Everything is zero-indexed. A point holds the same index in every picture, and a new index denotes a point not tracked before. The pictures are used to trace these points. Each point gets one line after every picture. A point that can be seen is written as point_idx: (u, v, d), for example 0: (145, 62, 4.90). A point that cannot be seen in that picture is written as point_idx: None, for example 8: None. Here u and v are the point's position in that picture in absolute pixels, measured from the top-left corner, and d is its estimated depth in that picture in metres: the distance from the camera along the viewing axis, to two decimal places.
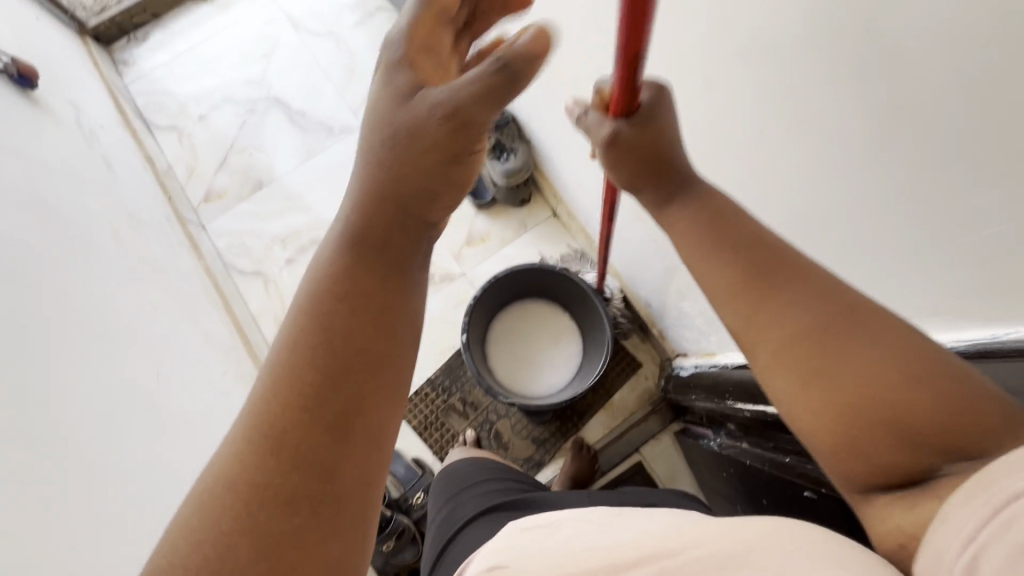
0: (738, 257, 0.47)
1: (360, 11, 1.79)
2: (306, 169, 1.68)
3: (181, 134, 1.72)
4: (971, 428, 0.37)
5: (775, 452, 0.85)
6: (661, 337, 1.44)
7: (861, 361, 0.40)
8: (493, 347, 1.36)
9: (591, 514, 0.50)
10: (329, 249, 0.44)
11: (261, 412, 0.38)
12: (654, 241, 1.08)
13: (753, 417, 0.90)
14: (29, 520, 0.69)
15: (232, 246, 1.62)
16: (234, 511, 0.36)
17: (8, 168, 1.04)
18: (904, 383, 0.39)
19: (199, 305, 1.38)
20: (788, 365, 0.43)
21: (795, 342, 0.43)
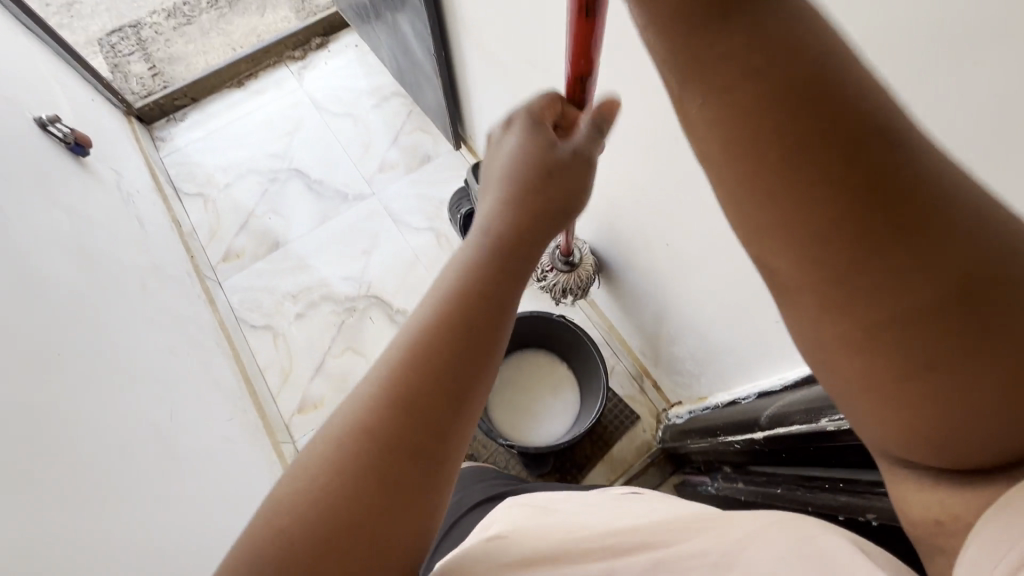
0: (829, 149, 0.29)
1: (377, 96, 2.02)
2: (320, 232, 1.81)
3: (206, 201, 1.87)
4: None
5: (767, 485, 0.88)
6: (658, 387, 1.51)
7: (975, 351, 0.29)
8: (494, 396, 1.42)
9: (585, 512, 0.54)
10: (453, 273, 0.50)
11: (366, 411, 0.42)
12: (644, 289, 1.18)
13: (743, 452, 0.95)
14: (64, 529, 0.72)
15: (246, 302, 1.72)
16: (333, 506, 0.39)
17: (59, 221, 1.16)
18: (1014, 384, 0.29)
19: (212, 354, 1.45)
20: (860, 333, 0.32)
21: (889, 316, 0.30)
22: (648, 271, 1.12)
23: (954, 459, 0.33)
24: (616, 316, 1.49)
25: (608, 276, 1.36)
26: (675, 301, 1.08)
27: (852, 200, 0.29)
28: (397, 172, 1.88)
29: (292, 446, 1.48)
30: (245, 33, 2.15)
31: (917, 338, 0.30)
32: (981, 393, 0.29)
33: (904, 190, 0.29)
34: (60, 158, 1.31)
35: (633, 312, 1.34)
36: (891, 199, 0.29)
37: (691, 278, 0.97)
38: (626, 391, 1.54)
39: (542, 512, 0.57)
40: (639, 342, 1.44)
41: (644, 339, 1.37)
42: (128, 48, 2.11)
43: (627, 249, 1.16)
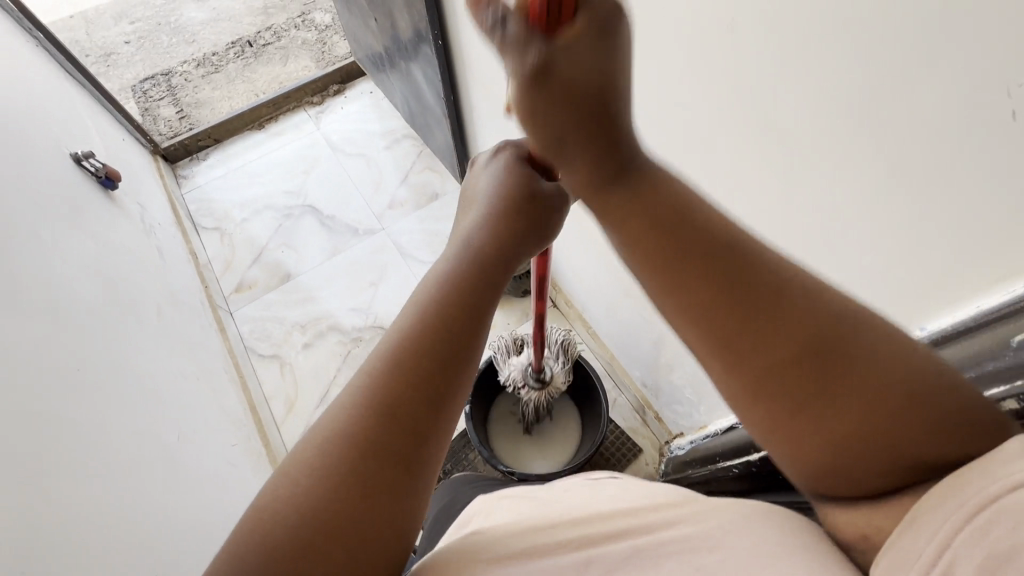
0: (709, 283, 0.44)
1: (389, 138, 2.13)
2: (330, 264, 1.87)
3: (223, 234, 1.95)
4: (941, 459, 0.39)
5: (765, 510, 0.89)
6: (658, 419, 1.51)
7: (850, 406, 0.40)
8: (495, 424, 1.42)
9: (566, 504, 0.55)
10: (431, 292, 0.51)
11: (346, 417, 0.44)
12: (643, 317, 1.21)
13: (739, 477, 0.95)
14: (75, 538, 0.74)
15: (255, 332, 1.76)
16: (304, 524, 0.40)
17: (87, 247, 1.22)
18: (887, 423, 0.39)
19: (221, 380, 1.48)
20: (765, 399, 0.44)
21: (784, 386, 0.42)
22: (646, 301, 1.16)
23: (838, 482, 0.43)
24: (617, 347, 1.51)
25: (608, 308, 1.39)
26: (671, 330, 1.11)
27: (736, 309, 0.43)
28: (406, 209, 1.96)
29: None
30: (269, 80, 2.30)
31: (791, 386, 0.42)
32: (845, 424, 0.41)
33: (770, 300, 0.42)
34: (92, 190, 1.39)
35: (633, 343, 1.36)
36: (755, 294, 0.43)
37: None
38: (627, 423, 1.54)
39: (516, 500, 0.59)
40: (639, 374, 1.45)
41: (644, 370, 1.39)
42: (159, 94, 2.25)
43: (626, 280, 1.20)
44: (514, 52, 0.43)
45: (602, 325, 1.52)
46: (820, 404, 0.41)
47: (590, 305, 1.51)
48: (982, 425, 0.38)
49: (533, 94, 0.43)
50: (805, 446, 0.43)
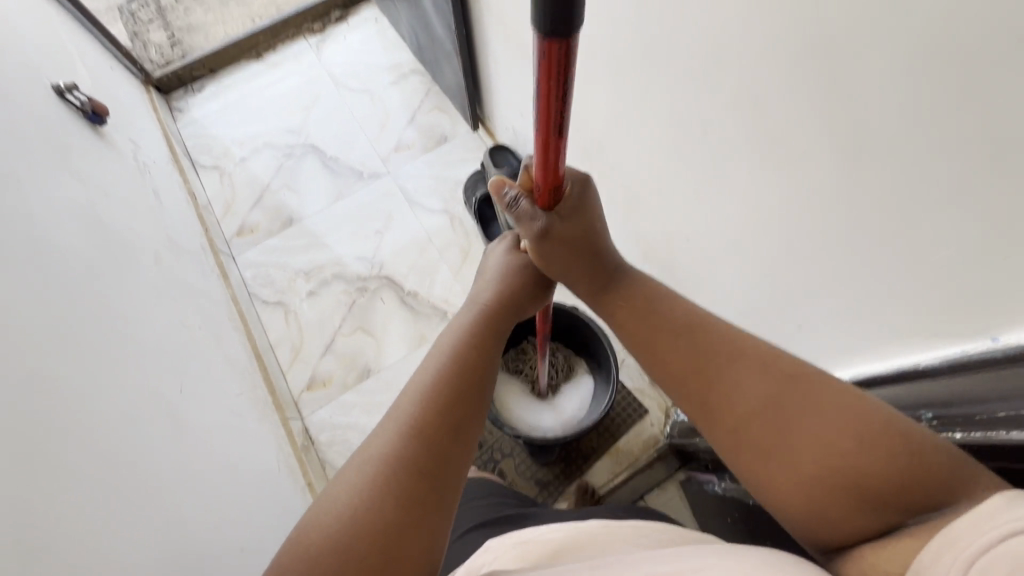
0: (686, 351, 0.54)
1: (395, 72, 1.98)
2: (334, 210, 1.80)
3: (222, 174, 1.87)
4: (918, 484, 0.42)
5: None
6: None
7: (813, 436, 0.46)
8: (502, 382, 1.40)
9: (594, 551, 0.54)
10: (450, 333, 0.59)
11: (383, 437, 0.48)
12: None
13: None
14: (74, 498, 0.73)
15: (259, 278, 1.72)
16: (356, 521, 0.44)
17: (75, 190, 1.16)
18: (852, 450, 0.45)
19: (224, 328, 1.45)
20: (749, 447, 0.50)
21: (745, 426, 0.50)
22: None
23: (826, 526, 0.47)
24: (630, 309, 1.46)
25: None
26: None
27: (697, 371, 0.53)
28: (414, 152, 1.85)
29: (301, 422, 1.50)
30: (265, 3, 2.12)
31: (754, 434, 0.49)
32: (807, 462, 0.46)
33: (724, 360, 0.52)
34: (77, 125, 1.30)
35: None
36: (717, 358, 0.52)
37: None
38: (635, 384, 1.52)
39: (542, 550, 0.57)
40: None
41: None
42: (149, 16, 2.09)
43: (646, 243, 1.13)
44: (524, 222, 0.61)
45: None
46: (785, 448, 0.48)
47: None
48: (925, 448, 0.43)
49: (540, 243, 0.62)
50: (786, 488, 0.48)
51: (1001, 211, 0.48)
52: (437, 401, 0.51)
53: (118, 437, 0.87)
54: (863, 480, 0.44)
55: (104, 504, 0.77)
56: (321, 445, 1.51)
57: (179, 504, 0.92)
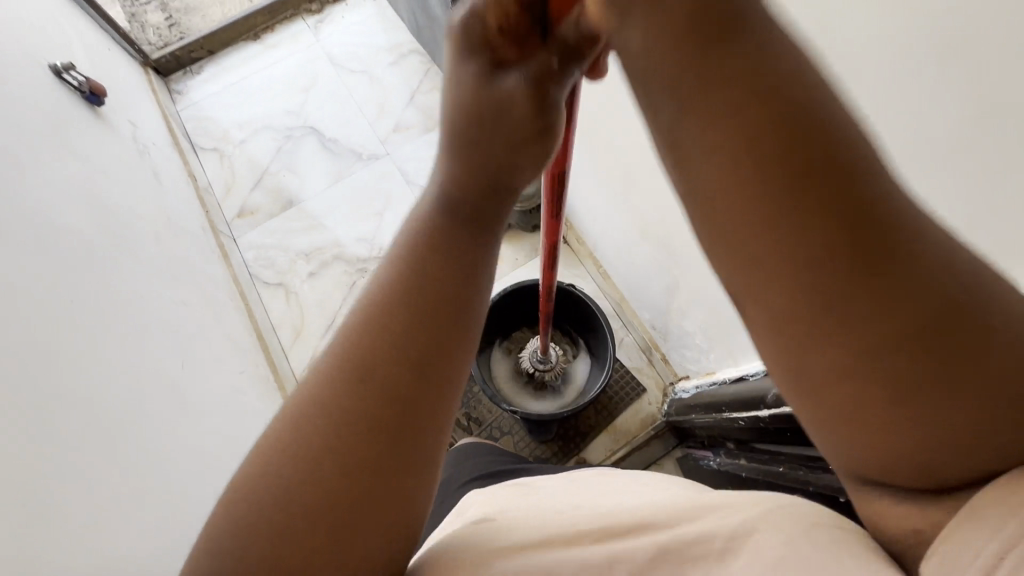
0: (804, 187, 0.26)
1: (394, 53, 1.97)
2: (333, 191, 1.80)
3: (222, 156, 1.87)
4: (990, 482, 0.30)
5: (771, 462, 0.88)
6: (665, 361, 1.49)
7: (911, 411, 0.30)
8: (499, 361, 1.43)
9: (572, 494, 0.58)
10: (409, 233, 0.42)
11: (309, 415, 0.37)
12: (658, 260, 1.15)
13: (747, 427, 0.94)
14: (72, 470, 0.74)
15: (259, 259, 1.73)
16: (286, 483, 0.36)
17: (73, 170, 1.16)
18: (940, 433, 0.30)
19: (225, 308, 1.47)
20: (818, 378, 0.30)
21: (858, 351, 0.28)
22: (661, 244, 1.10)
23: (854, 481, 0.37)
24: (628, 288, 1.46)
25: (621, 248, 1.33)
26: (687, 276, 1.06)
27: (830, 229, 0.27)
28: (412, 133, 1.85)
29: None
30: None
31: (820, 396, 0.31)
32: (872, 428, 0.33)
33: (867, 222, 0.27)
34: (74, 106, 1.30)
35: (645, 286, 1.32)
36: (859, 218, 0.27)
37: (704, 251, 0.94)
38: (633, 363, 1.53)
39: (519, 492, 0.61)
40: (649, 316, 1.42)
41: (655, 313, 1.35)
42: None
43: (643, 220, 1.13)
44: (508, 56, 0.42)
45: (614, 264, 1.46)
46: (896, 385, 0.28)
47: (602, 242, 1.45)
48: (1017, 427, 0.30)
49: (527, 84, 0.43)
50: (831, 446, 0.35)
51: None
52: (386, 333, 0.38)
53: (117, 411, 0.89)
54: (955, 437, 0.29)
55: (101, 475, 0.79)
56: None
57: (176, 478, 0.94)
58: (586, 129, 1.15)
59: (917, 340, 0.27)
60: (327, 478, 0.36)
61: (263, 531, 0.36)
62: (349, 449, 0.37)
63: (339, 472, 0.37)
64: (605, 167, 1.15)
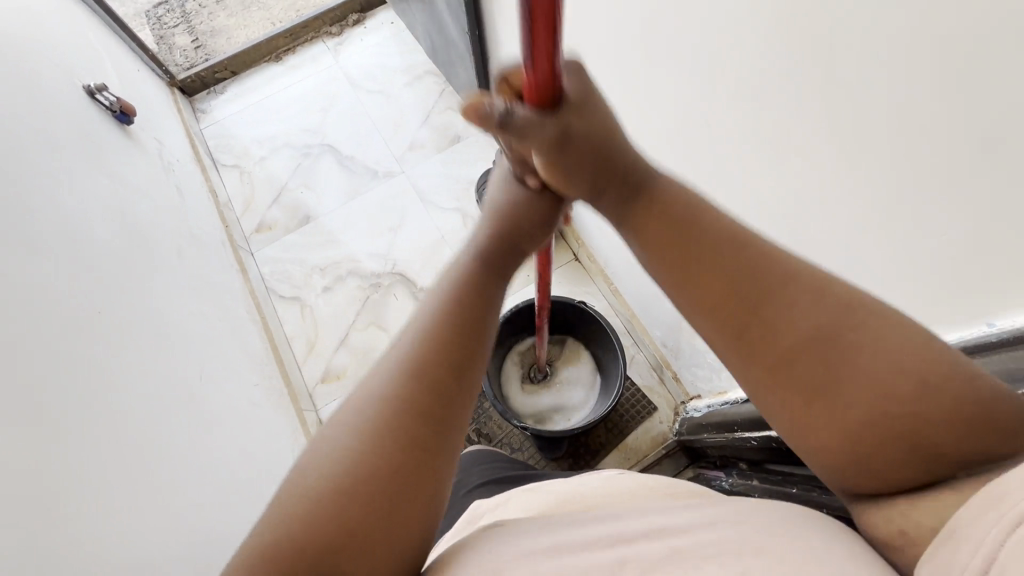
0: (723, 283, 0.49)
1: (410, 74, 2.02)
2: (349, 207, 1.84)
3: (242, 173, 1.92)
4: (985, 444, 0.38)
5: (784, 483, 0.87)
6: (676, 379, 1.49)
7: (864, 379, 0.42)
8: (509, 375, 1.42)
9: (594, 500, 0.57)
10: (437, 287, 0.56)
11: (369, 421, 0.45)
12: None
13: (760, 447, 0.94)
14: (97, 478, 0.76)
15: (276, 273, 1.76)
16: (358, 480, 0.43)
17: (103, 186, 1.21)
18: (906, 400, 0.40)
19: (242, 321, 1.50)
20: (786, 376, 0.45)
21: (792, 353, 0.45)
22: None
23: (858, 478, 0.44)
24: (639, 306, 1.47)
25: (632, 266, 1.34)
26: None
27: (724, 296, 0.49)
28: (427, 151, 1.89)
29: (315, 414, 1.53)
30: (285, 7, 2.18)
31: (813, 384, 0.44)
32: (851, 412, 0.42)
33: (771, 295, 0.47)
34: (106, 124, 1.36)
35: (657, 304, 1.32)
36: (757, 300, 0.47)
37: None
38: (644, 381, 1.53)
39: (544, 500, 0.61)
40: (660, 334, 1.42)
41: (667, 331, 1.35)
42: (173, 20, 2.16)
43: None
44: (530, 132, 0.56)
45: (625, 282, 1.47)
46: (827, 380, 0.43)
47: (613, 260, 1.46)
48: (969, 394, 0.39)
49: (552, 155, 0.58)
50: (790, 422, 0.46)
51: (1002, 184, 0.48)
52: (430, 350, 0.50)
53: (139, 421, 0.91)
54: (915, 433, 0.40)
55: (124, 485, 0.80)
56: None
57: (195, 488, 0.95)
58: None
59: (836, 343, 0.43)
60: (391, 472, 0.43)
61: (328, 518, 0.41)
62: (409, 445, 0.45)
63: (400, 467, 0.44)
64: None
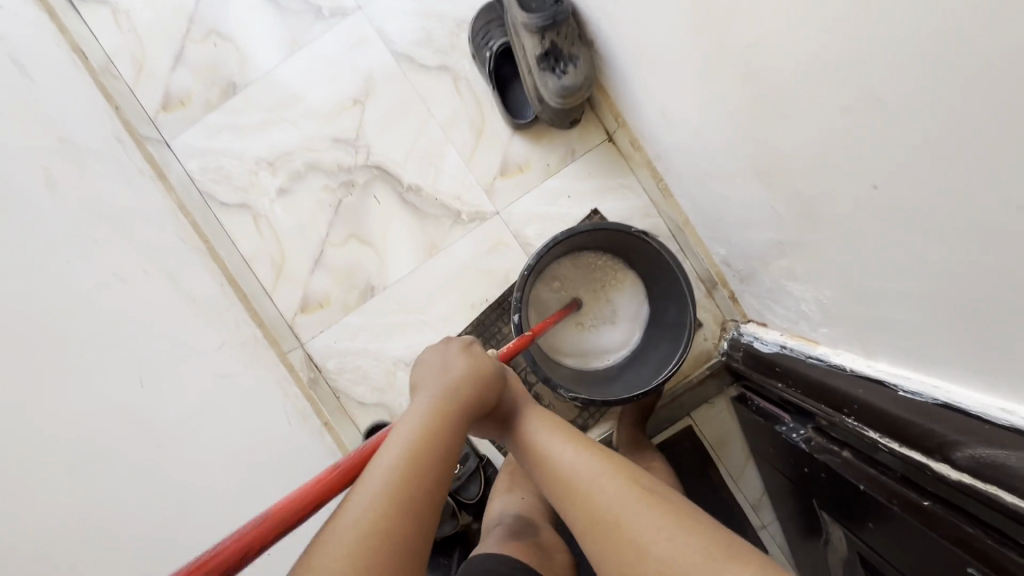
0: (554, 468, 0.76)
1: None
2: (292, 67, 1.31)
3: (116, 12, 1.29)
4: (706, 565, 0.58)
5: (906, 488, 0.74)
6: (727, 297, 1.28)
7: (639, 538, 0.63)
8: (537, 308, 1.15)
9: None
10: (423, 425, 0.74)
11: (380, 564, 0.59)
12: (772, 212, 0.84)
13: (874, 443, 0.78)
14: None
15: (208, 171, 1.31)
16: None
17: None
18: (666, 550, 0.61)
19: (178, 256, 1.13)
20: (591, 530, 0.68)
21: (592, 522, 0.68)
22: (788, 197, 0.78)
23: None
24: (697, 214, 1.15)
25: (705, 174, 0.99)
26: (820, 247, 0.78)
27: (547, 461, 0.78)
28: None
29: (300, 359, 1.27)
30: None
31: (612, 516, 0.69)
32: (630, 554, 0.63)
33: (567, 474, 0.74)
34: None
35: (732, 225, 1.02)
36: (558, 467, 0.76)
37: (869, 235, 0.65)
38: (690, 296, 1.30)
39: None
40: (723, 252, 1.14)
41: (738, 255, 1.08)
42: None
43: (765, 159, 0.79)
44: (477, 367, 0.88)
45: (683, 184, 1.13)
46: (614, 539, 0.65)
47: (672, 156, 1.09)
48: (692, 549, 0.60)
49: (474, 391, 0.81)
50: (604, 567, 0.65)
51: None
52: (437, 471, 0.69)
53: None
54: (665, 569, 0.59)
55: None
56: (330, 371, 1.33)
57: (160, 551, 0.76)
58: (697, 7, 0.73)
59: (617, 516, 0.66)
60: None
61: None
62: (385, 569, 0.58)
63: None
64: (718, 73, 0.76)
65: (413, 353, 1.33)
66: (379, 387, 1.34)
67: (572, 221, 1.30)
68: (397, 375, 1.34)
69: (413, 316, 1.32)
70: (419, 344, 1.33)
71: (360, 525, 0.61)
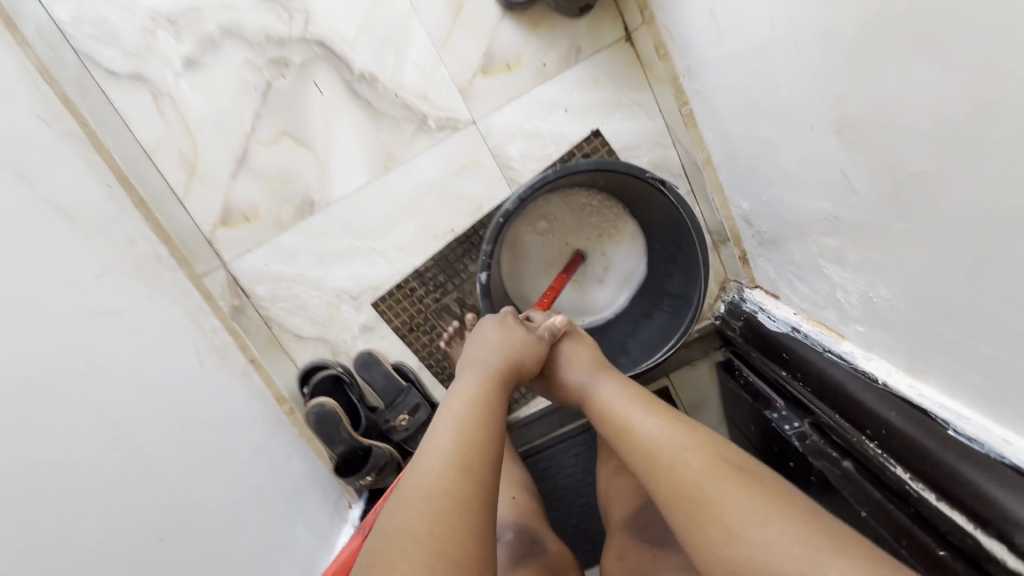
0: (626, 437, 0.64)
1: None
2: None
3: None
4: (858, 554, 0.44)
5: (924, 531, 0.63)
6: (727, 255, 1.09)
7: (745, 513, 0.50)
8: (508, 253, 0.93)
9: None
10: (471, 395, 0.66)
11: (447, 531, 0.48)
12: (835, 176, 0.63)
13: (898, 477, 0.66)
14: None
15: (86, 23, 0.97)
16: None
17: None
18: (792, 537, 0.46)
19: (40, 139, 0.84)
20: (680, 510, 0.54)
21: (681, 497, 0.54)
22: (871, 162, 0.56)
23: None
24: (723, 154, 0.92)
25: (750, 106, 0.75)
26: (896, 236, 0.58)
27: (621, 429, 0.65)
28: None
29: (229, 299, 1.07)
30: None
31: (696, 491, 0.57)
32: (737, 537, 0.49)
33: (641, 446, 0.61)
34: None
35: (770, 177, 0.80)
36: (631, 434, 0.63)
37: (993, 243, 0.45)
38: None
39: None
40: (745, 206, 0.93)
41: (765, 213, 0.87)
42: None
43: (850, 103, 0.56)
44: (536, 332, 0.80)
45: (714, 113, 0.88)
46: (716, 517, 0.51)
47: (706, 72, 0.84)
48: (837, 534, 0.46)
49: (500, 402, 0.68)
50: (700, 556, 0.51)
51: None
52: (494, 436, 0.60)
53: None
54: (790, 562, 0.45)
55: None
56: (260, 298, 1.12)
57: None
58: None
59: (717, 487, 0.52)
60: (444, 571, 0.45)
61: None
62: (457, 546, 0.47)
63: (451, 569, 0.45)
64: None
65: (360, 285, 1.12)
66: (319, 320, 1.15)
67: (566, 143, 1.05)
68: (340, 309, 1.14)
69: (361, 241, 1.09)
70: (368, 275, 1.12)
71: (427, 491, 0.51)
